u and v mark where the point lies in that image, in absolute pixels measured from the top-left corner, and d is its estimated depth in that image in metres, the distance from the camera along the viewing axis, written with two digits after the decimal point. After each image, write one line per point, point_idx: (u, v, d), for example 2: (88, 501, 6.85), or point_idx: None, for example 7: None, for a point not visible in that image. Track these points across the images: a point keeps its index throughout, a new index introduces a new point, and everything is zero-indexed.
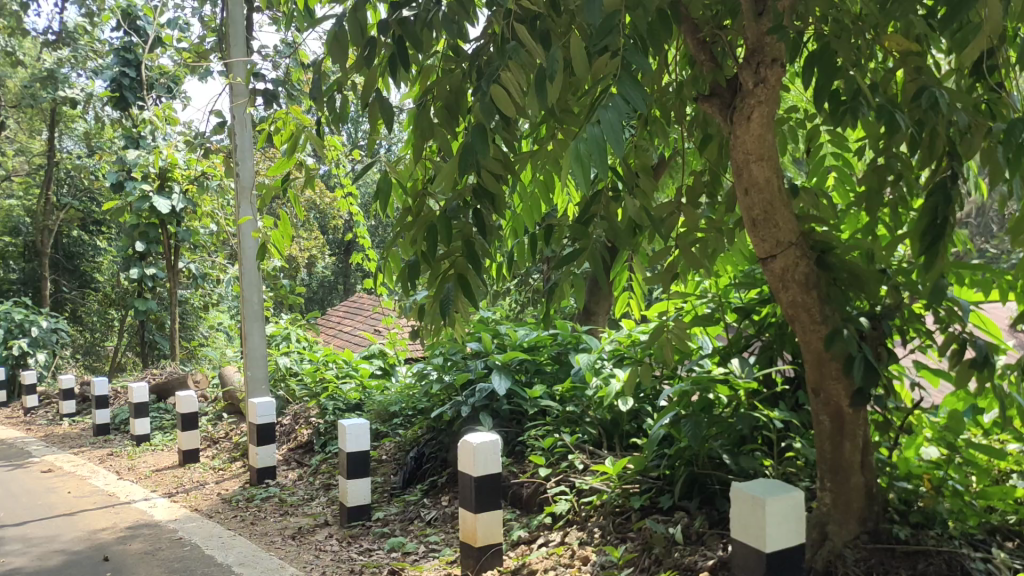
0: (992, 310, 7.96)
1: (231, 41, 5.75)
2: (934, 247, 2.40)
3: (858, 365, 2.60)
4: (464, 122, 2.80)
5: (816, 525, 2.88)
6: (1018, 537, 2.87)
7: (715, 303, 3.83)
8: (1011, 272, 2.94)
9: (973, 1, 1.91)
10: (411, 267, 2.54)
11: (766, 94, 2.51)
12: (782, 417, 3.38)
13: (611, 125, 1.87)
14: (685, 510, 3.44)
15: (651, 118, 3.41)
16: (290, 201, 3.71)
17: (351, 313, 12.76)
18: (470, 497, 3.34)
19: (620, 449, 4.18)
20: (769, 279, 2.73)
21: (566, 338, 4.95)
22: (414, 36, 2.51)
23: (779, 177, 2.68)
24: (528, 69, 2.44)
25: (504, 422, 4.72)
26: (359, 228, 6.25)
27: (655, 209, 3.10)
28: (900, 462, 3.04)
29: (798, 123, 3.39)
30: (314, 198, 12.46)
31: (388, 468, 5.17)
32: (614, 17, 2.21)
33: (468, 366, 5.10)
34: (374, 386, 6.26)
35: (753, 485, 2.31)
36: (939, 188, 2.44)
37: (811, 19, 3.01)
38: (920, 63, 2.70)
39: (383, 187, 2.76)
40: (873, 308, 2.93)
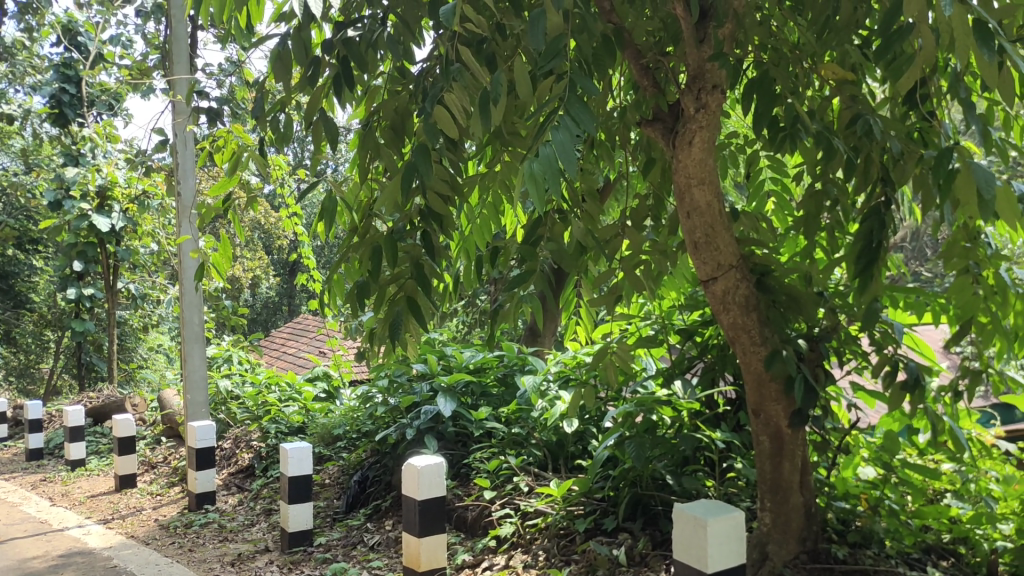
0: (925, 331, 8.23)
1: (174, 58, 5.67)
2: (869, 271, 2.46)
3: (798, 386, 2.65)
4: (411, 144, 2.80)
5: (756, 545, 2.92)
6: (953, 556, 2.90)
7: (658, 325, 3.88)
8: (943, 296, 3.03)
9: (907, 34, 1.96)
10: (356, 288, 2.52)
11: (707, 119, 2.55)
12: (724, 437, 3.43)
13: (563, 146, 1.88)
14: (629, 532, 3.46)
15: (596, 142, 3.46)
16: (233, 221, 3.66)
17: (295, 335, 12.58)
18: (414, 521, 3.30)
19: (565, 471, 4.20)
20: (710, 301, 2.76)
21: (512, 360, 4.97)
22: (359, 55, 2.51)
23: (720, 201, 2.72)
24: (472, 92, 2.46)
25: (449, 444, 4.71)
26: (304, 248, 6.19)
27: (600, 232, 3.14)
28: (838, 482, 3.12)
29: (739, 149, 3.46)
30: (257, 218, 12.30)
31: (330, 493, 5.10)
32: (560, 41, 2.23)
33: (413, 389, 5.07)
34: (318, 409, 6.16)
35: (695, 505, 2.33)
36: (874, 213, 2.51)
37: (751, 46, 3.08)
38: (855, 92, 2.78)
39: (327, 206, 2.74)
40: (811, 330, 3.02)
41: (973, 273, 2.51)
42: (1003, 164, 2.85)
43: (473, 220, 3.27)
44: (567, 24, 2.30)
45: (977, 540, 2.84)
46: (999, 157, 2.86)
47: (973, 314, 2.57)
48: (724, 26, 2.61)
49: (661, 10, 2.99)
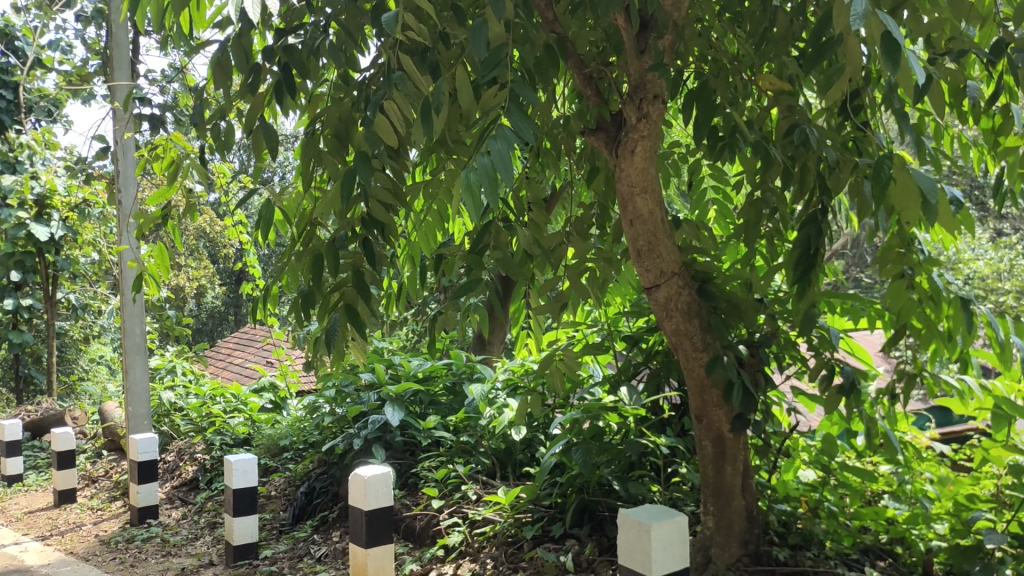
0: (863, 337, 8.40)
1: (115, 64, 5.59)
2: (807, 278, 2.52)
3: (737, 392, 2.70)
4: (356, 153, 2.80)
5: (700, 549, 2.97)
6: (890, 557, 2.96)
7: (605, 331, 3.92)
8: (879, 301, 3.11)
9: (833, 46, 2.01)
10: (300, 296, 2.50)
11: (649, 128, 2.59)
12: (668, 442, 3.48)
13: (501, 156, 1.89)
14: (576, 538, 3.48)
15: (541, 150, 3.48)
16: (173, 229, 3.61)
17: (241, 345, 12.39)
18: (361, 532, 3.28)
19: (513, 479, 4.21)
20: (653, 308, 2.79)
21: (460, 368, 4.98)
22: (300, 63, 2.49)
23: (662, 209, 2.76)
24: (414, 100, 2.46)
25: (397, 454, 4.69)
26: (250, 257, 6.11)
27: (545, 240, 3.17)
28: (779, 485, 3.19)
29: (681, 159, 3.52)
30: (203, 227, 12.12)
31: (277, 504, 5.04)
32: (501, 50, 2.24)
33: (361, 399, 5.03)
34: (264, 421, 6.08)
35: (639, 510, 2.35)
36: (811, 220, 2.56)
37: (692, 57, 3.12)
38: (792, 103, 2.84)
39: (266, 214, 2.72)
40: (751, 335, 3.08)
41: (907, 279, 2.58)
42: (935, 173, 2.93)
43: (419, 228, 3.27)
44: (509, 34, 2.32)
45: (913, 540, 2.89)
46: (930, 167, 2.94)
47: (906, 319, 2.64)
48: (665, 36, 2.64)
49: (604, 22, 3.02)
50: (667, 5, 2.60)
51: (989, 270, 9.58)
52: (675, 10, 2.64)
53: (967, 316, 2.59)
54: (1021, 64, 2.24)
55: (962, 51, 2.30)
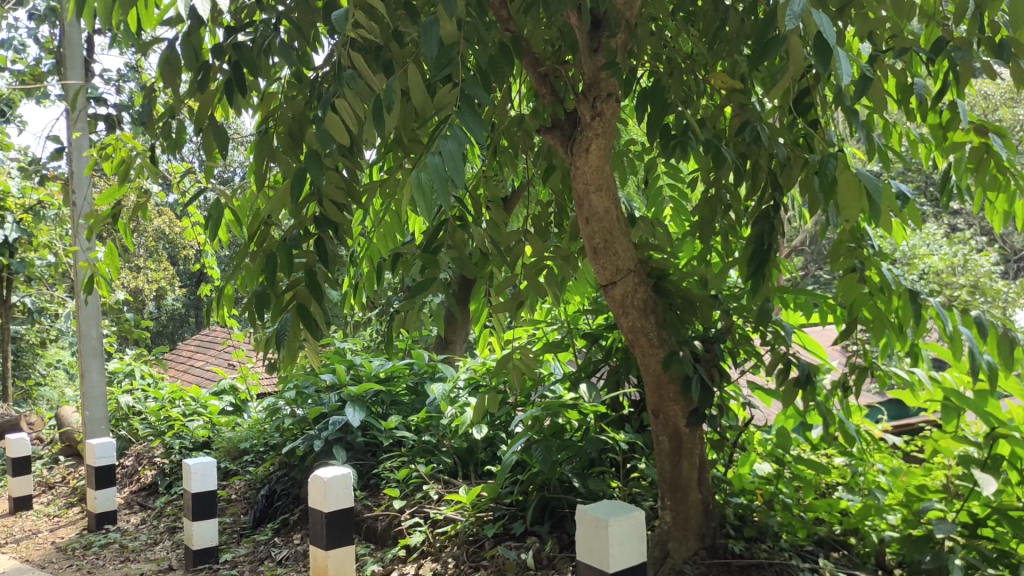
0: (819, 332, 8.50)
1: (68, 63, 5.50)
2: (760, 274, 2.54)
3: (694, 387, 2.73)
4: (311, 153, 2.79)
5: (657, 543, 3.00)
6: (843, 548, 2.99)
7: (565, 329, 3.94)
8: (831, 296, 3.15)
9: (780, 45, 2.04)
10: (253, 296, 2.48)
11: (603, 126, 2.59)
12: (627, 439, 3.50)
13: (452, 156, 1.89)
14: (537, 535, 3.50)
15: (497, 148, 3.48)
16: (126, 230, 3.56)
17: (202, 347, 12.23)
18: (321, 533, 3.25)
19: (475, 477, 4.21)
20: (609, 305, 2.81)
21: (422, 368, 4.98)
22: (251, 61, 2.46)
23: (618, 207, 2.77)
24: (366, 98, 2.44)
25: (358, 454, 4.66)
26: (208, 258, 6.04)
27: (502, 238, 3.18)
28: (734, 478, 3.24)
29: (637, 157, 3.54)
30: (161, 228, 11.95)
31: (237, 508, 5.00)
32: (453, 49, 2.24)
33: (322, 400, 4.99)
34: (225, 423, 6.01)
35: (597, 506, 2.36)
36: (764, 216, 2.58)
37: (646, 56, 3.14)
38: (744, 101, 2.87)
39: (216, 213, 2.70)
40: (707, 331, 3.12)
41: (858, 273, 2.61)
42: (883, 169, 2.98)
43: (376, 227, 3.25)
44: (460, 33, 2.31)
45: (866, 531, 2.91)
46: (879, 163, 2.99)
47: (857, 312, 2.68)
48: (617, 36, 2.65)
49: (557, 22, 3.02)
50: (620, 4, 2.61)
51: (943, 265, 9.72)
52: (628, 8, 2.64)
53: (916, 308, 2.63)
54: (960, 61, 2.29)
55: (905, 49, 2.34)
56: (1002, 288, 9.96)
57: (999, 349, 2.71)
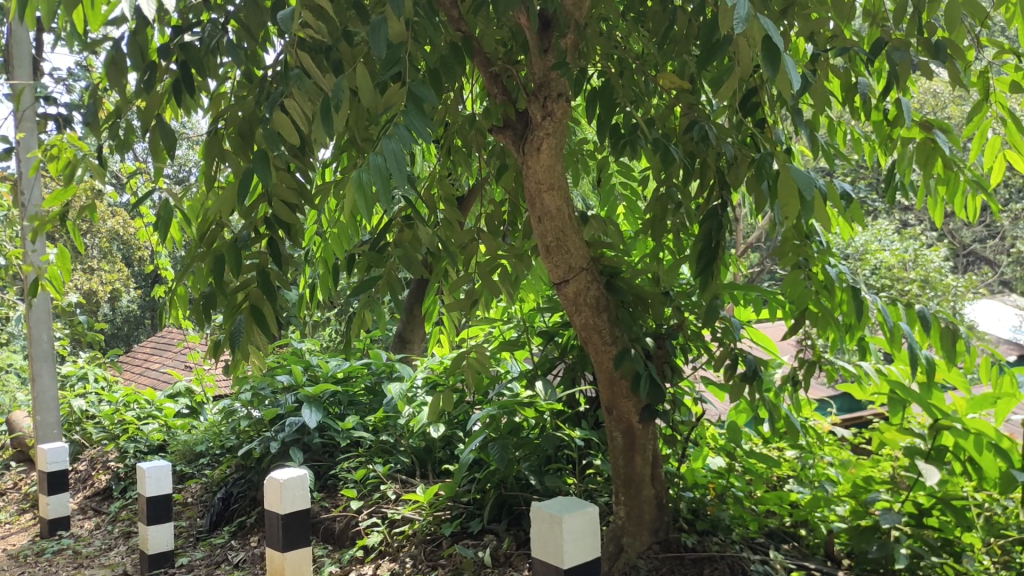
0: (771, 328, 8.60)
1: (16, 61, 5.40)
2: (709, 270, 2.57)
3: (644, 383, 2.76)
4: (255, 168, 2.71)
5: (612, 539, 3.02)
6: (793, 539, 3.10)
7: (521, 327, 3.96)
8: (779, 291, 3.19)
9: (724, 49, 2.09)
10: (203, 298, 2.46)
11: (554, 126, 2.60)
12: (583, 435, 3.53)
13: (395, 155, 1.90)
14: (495, 533, 3.51)
15: (451, 147, 3.47)
16: (75, 232, 3.50)
17: (158, 349, 12.05)
18: (278, 536, 3.23)
19: (433, 476, 4.22)
20: (563, 303, 2.82)
21: (380, 368, 4.97)
22: (199, 61, 2.43)
23: (570, 205, 2.78)
24: (315, 98, 2.43)
25: (315, 456, 4.65)
26: (162, 259, 5.96)
27: (455, 237, 3.19)
28: (687, 473, 3.28)
29: (589, 155, 3.57)
30: (115, 229, 11.76)
31: (193, 511, 4.94)
32: (400, 49, 2.23)
33: (278, 401, 4.95)
34: (180, 426, 5.94)
35: (551, 503, 2.38)
36: (712, 214, 2.61)
37: (597, 56, 3.16)
38: (692, 100, 2.90)
39: (165, 214, 2.67)
40: (659, 328, 3.15)
41: (803, 270, 2.65)
42: (829, 167, 3.02)
43: (330, 228, 3.24)
44: (408, 33, 2.31)
45: (815, 522, 2.99)
46: (825, 161, 3.04)
47: (803, 306, 2.72)
48: (566, 36, 2.67)
49: (508, 22, 3.03)
50: (568, 4, 2.63)
51: (895, 261, 9.89)
52: (577, 9, 2.65)
53: (860, 304, 2.69)
54: (900, 60, 2.33)
55: (846, 49, 2.39)
56: (951, 283, 10.16)
57: (942, 342, 2.77)
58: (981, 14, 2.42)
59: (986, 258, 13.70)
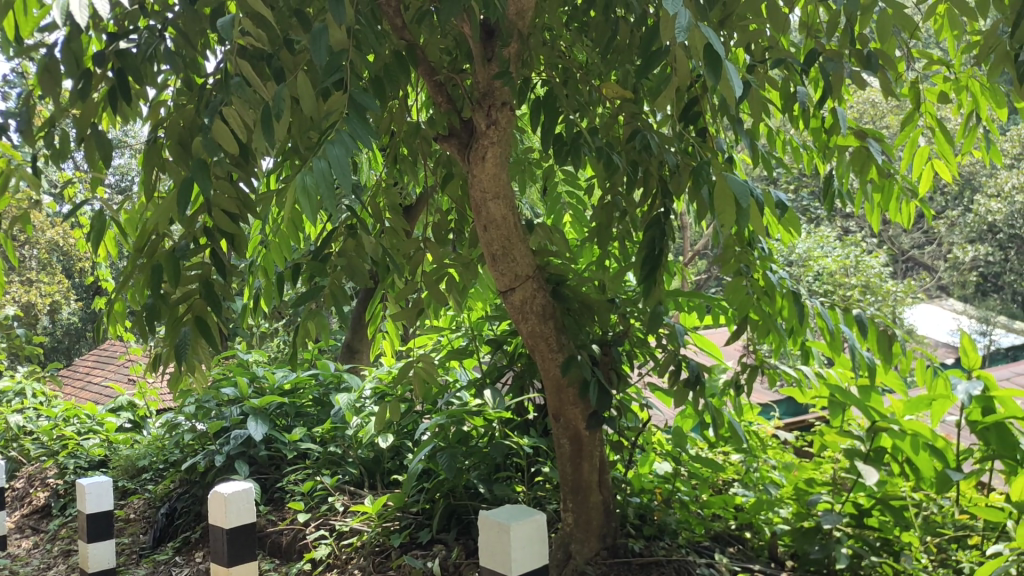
0: (715, 333, 8.75)
1: None
2: (652, 277, 2.59)
3: (592, 389, 2.77)
4: (198, 179, 2.70)
5: (560, 546, 3.01)
6: (738, 542, 3.13)
7: (469, 335, 3.95)
8: (723, 297, 3.24)
9: (663, 58, 2.12)
10: (142, 310, 2.40)
11: (498, 134, 2.61)
12: (531, 443, 3.53)
13: (338, 162, 1.89)
14: (444, 543, 3.49)
15: (397, 156, 3.46)
16: (8, 243, 3.40)
17: (100, 362, 11.78)
18: (222, 551, 3.18)
19: (382, 487, 4.19)
20: (509, 311, 2.82)
21: (328, 378, 4.92)
22: (135, 68, 2.37)
23: (515, 214, 2.79)
24: (256, 106, 2.40)
25: (261, 468, 4.58)
26: (102, 270, 5.83)
27: (400, 245, 3.17)
28: (634, 478, 3.30)
29: (534, 163, 3.58)
30: (54, 240, 11.49)
31: (136, 527, 4.82)
32: (342, 56, 2.22)
33: (223, 414, 4.86)
34: (122, 441, 5.80)
35: (499, 510, 2.38)
36: (656, 222, 2.64)
37: (542, 65, 3.17)
38: (635, 109, 2.93)
39: (99, 224, 2.61)
40: (605, 335, 3.17)
41: (745, 276, 2.69)
42: (769, 174, 3.08)
43: (272, 237, 3.19)
44: (350, 41, 2.30)
45: (760, 525, 3.03)
46: (764, 169, 3.09)
47: (746, 313, 2.76)
48: (510, 45, 2.67)
49: (452, 30, 3.03)
50: (512, 14, 2.63)
51: (836, 267, 10.09)
52: (520, 18, 2.66)
53: (800, 309, 2.74)
54: (833, 71, 2.39)
55: (781, 59, 2.44)
56: (890, 288, 10.42)
57: (878, 345, 2.84)
58: (911, 27, 2.49)
59: (924, 263, 14.04)
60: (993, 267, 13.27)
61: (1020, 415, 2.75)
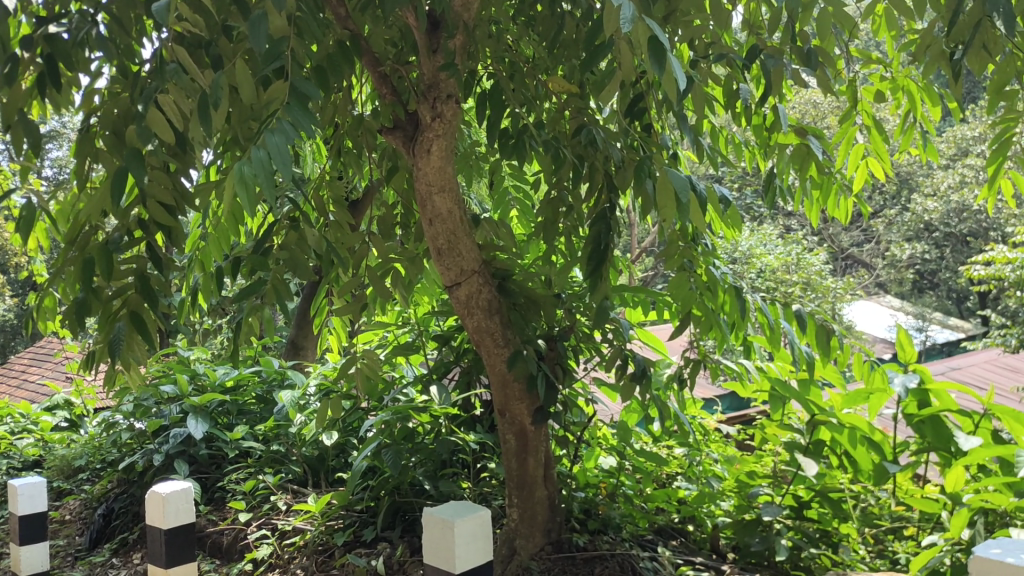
0: (660, 329, 8.83)
1: None
2: (597, 272, 2.58)
3: (538, 384, 2.76)
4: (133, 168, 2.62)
5: (504, 542, 3.00)
6: (680, 536, 3.14)
7: (415, 331, 3.91)
8: (668, 293, 3.26)
9: (607, 51, 2.11)
10: (73, 304, 2.32)
11: (443, 127, 2.57)
12: (477, 439, 3.50)
13: (277, 151, 1.85)
14: (388, 541, 3.45)
15: (340, 148, 3.40)
16: None
17: (35, 360, 11.44)
18: (160, 551, 3.09)
19: (326, 485, 4.13)
20: (455, 306, 2.80)
21: (271, 375, 4.84)
22: (66, 54, 2.29)
23: (460, 207, 2.76)
24: (192, 94, 2.33)
25: (202, 467, 4.48)
26: (36, 265, 5.64)
27: (344, 239, 3.12)
28: (579, 473, 3.30)
29: (480, 157, 3.55)
30: None
31: (71, 529, 4.68)
32: (282, 43, 2.16)
33: (162, 412, 4.75)
34: (57, 441, 5.63)
35: (443, 507, 2.35)
36: (601, 216, 2.63)
37: (488, 58, 3.14)
38: (581, 103, 2.92)
39: (29, 215, 2.52)
40: (551, 330, 3.16)
41: (688, 271, 2.70)
42: (713, 170, 3.10)
43: (211, 229, 3.12)
44: (290, 29, 2.25)
45: (702, 517, 3.09)
46: (708, 165, 3.10)
47: (689, 307, 2.77)
48: (455, 37, 2.64)
49: (396, 21, 2.98)
50: (457, 6, 2.60)
51: (778, 264, 10.25)
52: (466, 10, 2.63)
53: (742, 304, 2.76)
54: (775, 68, 2.40)
55: (724, 55, 2.45)
56: (831, 285, 10.63)
57: (819, 340, 2.87)
58: (850, 25, 2.52)
59: (863, 261, 14.30)
60: (928, 265, 13.61)
61: (954, 408, 2.81)
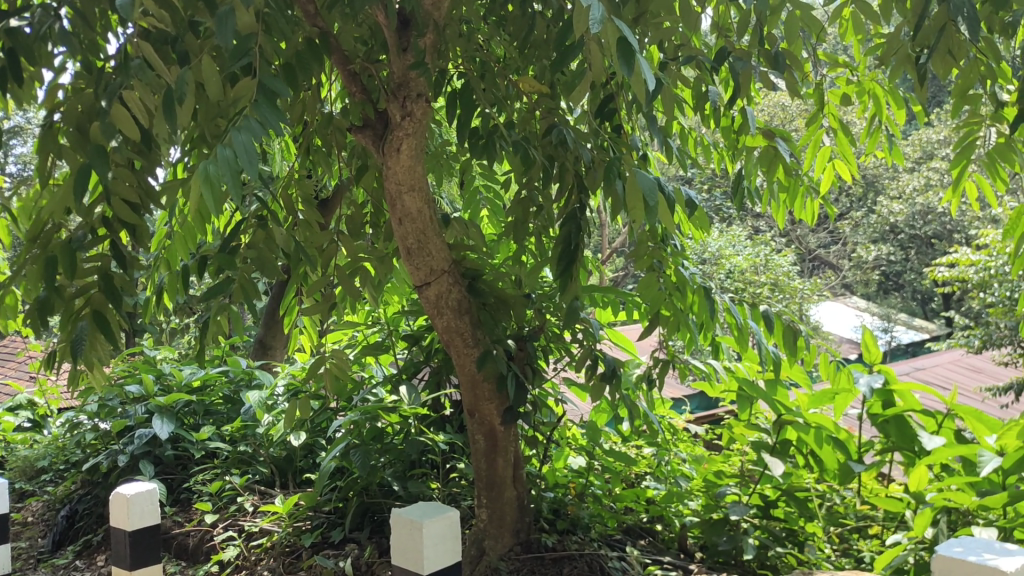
0: (629, 329, 8.88)
1: None
2: (567, 273, 2.58)
3: (508, 384, 2.76)
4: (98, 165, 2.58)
5: (473, 542, 2.99)
6: (648, 535, 3.15)
7: (385, 331, 3.89)
8: (637, 293, 3.27)
9: (577, 52, 2.11)
10: (34, 303, 2.28)
11: (413, 126, 2.56)
12: (446, 439, 3.49)
13: (244, 149, 1.82)
14: (357, 542, 3.43)
15: (309, 147, 3.37)
16: None
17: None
18: (124, 553, 3.05)
19: (293, 486, 4.10)
20: (424, 306, 2.78)
21: (238, 375, 4.79)
22: (27, 49, 2.25)
23: (430, 207, 2.75)
24: (157, 90, 2.30)
25: (167, 468, 4.42)
26: None
27: (312, 238, 3.09)
28: (548, 473, 3.30)
29: (450, 157, 3.54)
30: None
31: (33, 531, 4.60)
32: (249, 40, 2.14)
33: (127, 413, 4.68)
34: (19, 441, 5.53)
35: (412, 508, 2.33)
36: (571, 216, 2.63)
37: (458, 57, 3.13)
38: (551, 104, 2.91)
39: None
40: (521, 330, 3.15)
41: (658, 272, 2.70)
42: (683, 171, 3.11)
43: (177, 228, 3.08)
44: (258, 26, 2.22)
45: (670, 517, 3.10)
46: (678, 166, 3.12)
47: (659, 308, 2.78)
48: (426, 36, 2.62)
49: (366, 19, 2.96)
50: (427, 4, 2.59)
51: (747, 265, 10.33)
52: (436, 9, 2.62)
53: (710, 305, 2.77)
54: (744, 70, 2.42)
55: (693, 57, 2.46)
56: (798, 286, 10.75)
57: (786, 340, 2.89)
58: (818, 28, 2.54)
59: (830, 262, 14.47)
60: (894, 266, 13.81)
61: (918, 408, 2.84)
